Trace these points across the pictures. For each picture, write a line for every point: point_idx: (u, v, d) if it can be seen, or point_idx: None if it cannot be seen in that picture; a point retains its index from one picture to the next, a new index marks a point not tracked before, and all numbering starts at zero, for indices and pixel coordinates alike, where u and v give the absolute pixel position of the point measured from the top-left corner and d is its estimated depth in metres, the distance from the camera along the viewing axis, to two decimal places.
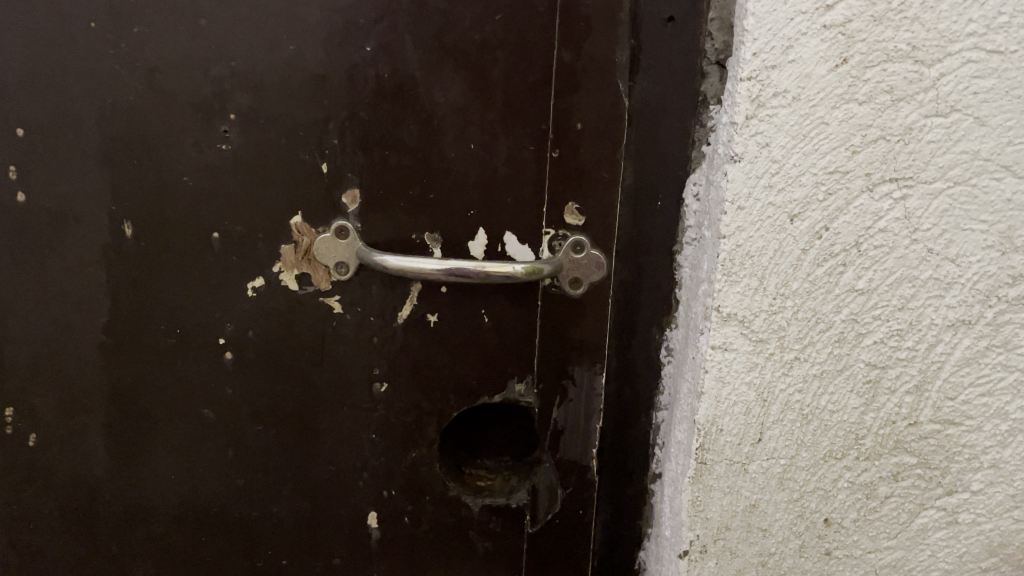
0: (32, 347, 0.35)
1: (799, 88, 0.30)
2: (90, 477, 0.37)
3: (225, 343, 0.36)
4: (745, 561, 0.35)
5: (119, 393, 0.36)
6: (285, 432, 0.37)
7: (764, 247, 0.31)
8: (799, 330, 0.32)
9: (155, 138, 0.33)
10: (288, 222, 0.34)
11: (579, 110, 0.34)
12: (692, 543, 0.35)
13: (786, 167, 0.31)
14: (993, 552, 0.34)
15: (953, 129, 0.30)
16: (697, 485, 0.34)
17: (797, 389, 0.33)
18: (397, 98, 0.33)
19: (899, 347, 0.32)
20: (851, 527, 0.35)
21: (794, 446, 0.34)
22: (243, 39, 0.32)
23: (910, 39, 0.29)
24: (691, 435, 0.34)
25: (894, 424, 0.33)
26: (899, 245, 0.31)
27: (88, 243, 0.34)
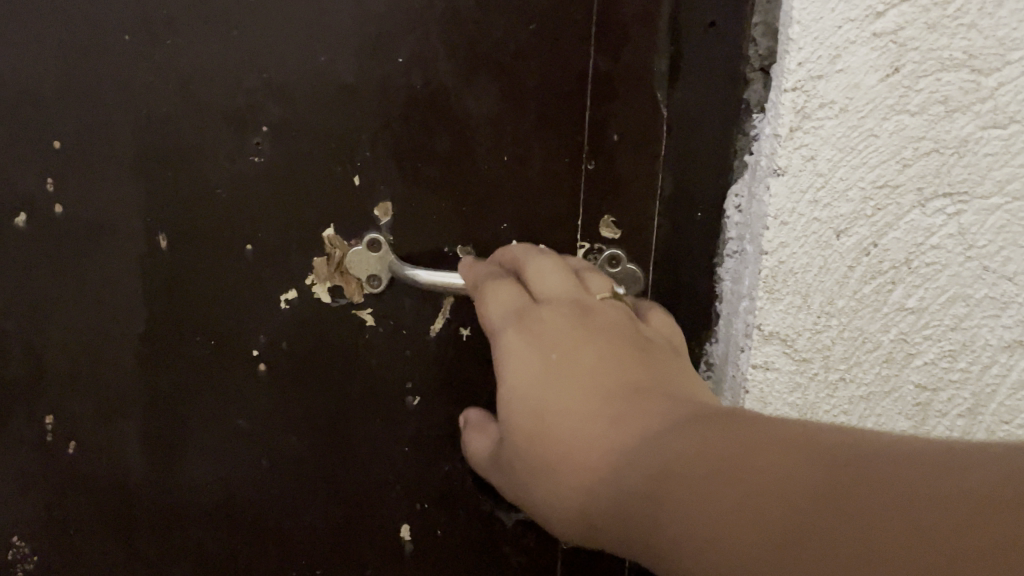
0: (71, 354, 0.35)
1: (847, 99, 0.28)
2: (128, 483, 0.37)
3: (259, 354, 0.36)
4: None
5: (157, 401, 0.36)
6: (318, 442, 0.37)
7: (809, 264, 0.30)
8: (845, 349, 0.31)
9: (189, 151, 0.33)
10: (321, 235, 0.34)
11: (615, 119, 0.34)
12: None
13: (832, 181, 0.29)
14: None
15: (1012, 141, 0.29)
16: None
17: (842, 410, 0.32)
18: (432, 108, 0.33)
19: (951, 368, 0.31)
20: None
21: None
22: (274, 49, 0.32)
23: (966, 47, 0.28)
24: None
25: None
26: (953, 263, 0.30)
27: (124, 252, 0.34)
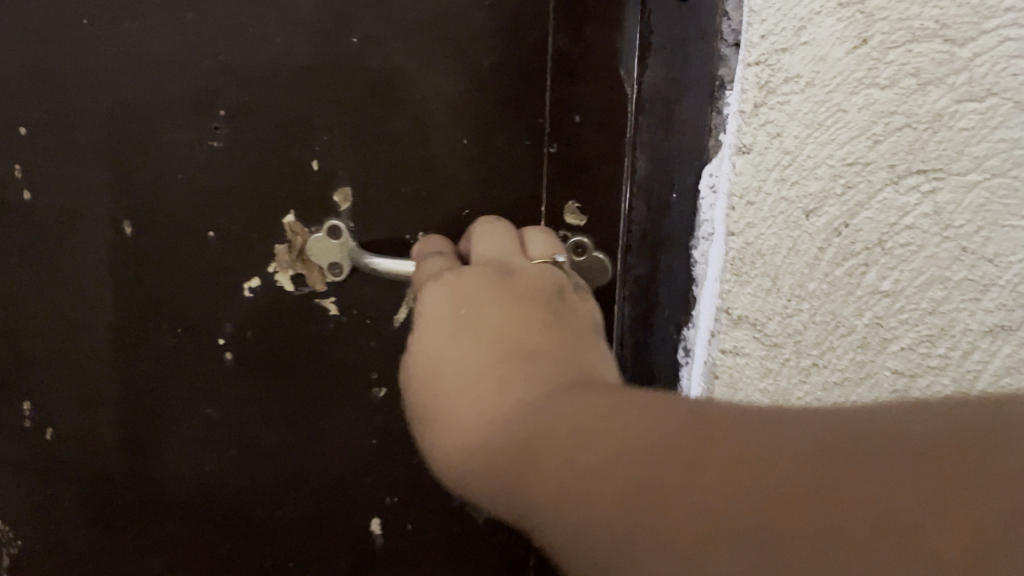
0: (51, 341, 0.36)
1: (814, 73, 0.27)
2: (103, 469, 0.38)
3: (225, 343, 0.35)
4: None
5: (127, 390, 0.36)
6: (285, 432, 0.37)
7: (777, 245, 0.29)
8: (817, 334, 0.30)
9: (154, 135, 0.33)
10: (282, 221, 0.34)
11: (577, 104, 0.33)
12: None
13: (800, 159, 0.28)
14: None
15: (988, 116, 0.26)
16: None
17: (815, 398, 0.31)
18: (398, 91, 0.33)
19: (930, 354, 0.29)
20: None
21: None
22: (224, 36, 0.32)
23: (939, 16, 0.26)
24: None
25: None
26: (928, 244, 0.28)
27: (92, 241, 0.35)
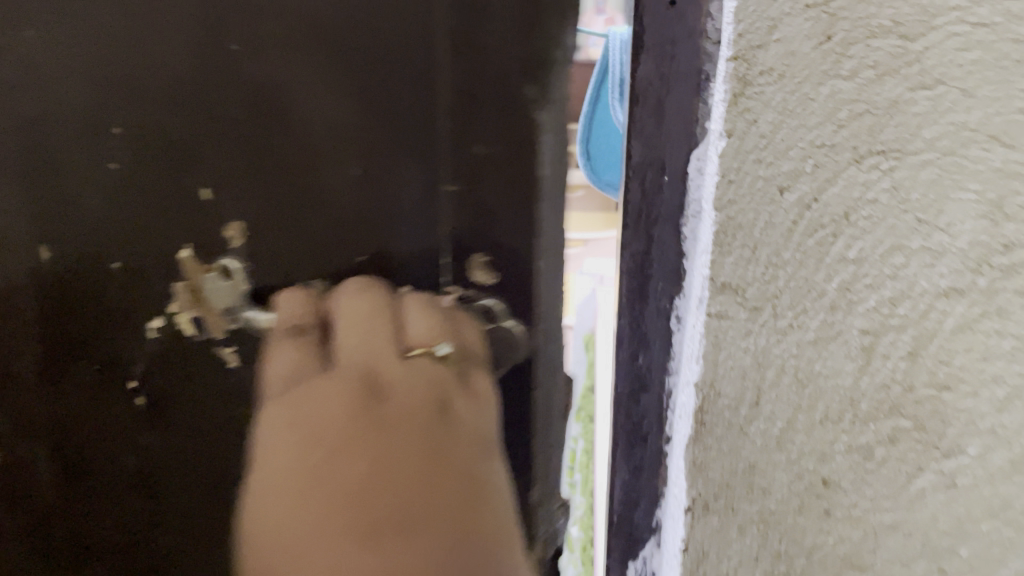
0: (16, 289, 0.57)
1: (784, 66, 0.32)
2: (58, 390, 0.59)
3: (151, 323, 0.56)
4: (745, 519, 0.37)
5: (69, 334, 0.58)
6: (197, 386, 0.58)
7: (755, 218, 0.34)
8: (791, 297, 0.34)
9: (90, 167, 0.53)
10: (189, 251, 0.54)
11: (480, 136, 0.47)
12: (694, 502, 0.38)
13: (774, 142, 0.33)
14: (994, 516, 0.34)
15: (940, 100, 0.31)
16: (697, 446, 0.38)
17: (791, 355, 0.35)
18: (280, 124, 0.50)
19: (891, 314, 0.33)
20: (849, 484, 0.35)
21: (792, 410, 0.35)
22: (132, 107, 0.51)
23: (893, 15, 0.30)
24: (693, 397, 0.38)
25: (891, 389, 0.34)
26: (889, 216, 0.32)
27: (36, 232, 0.55)
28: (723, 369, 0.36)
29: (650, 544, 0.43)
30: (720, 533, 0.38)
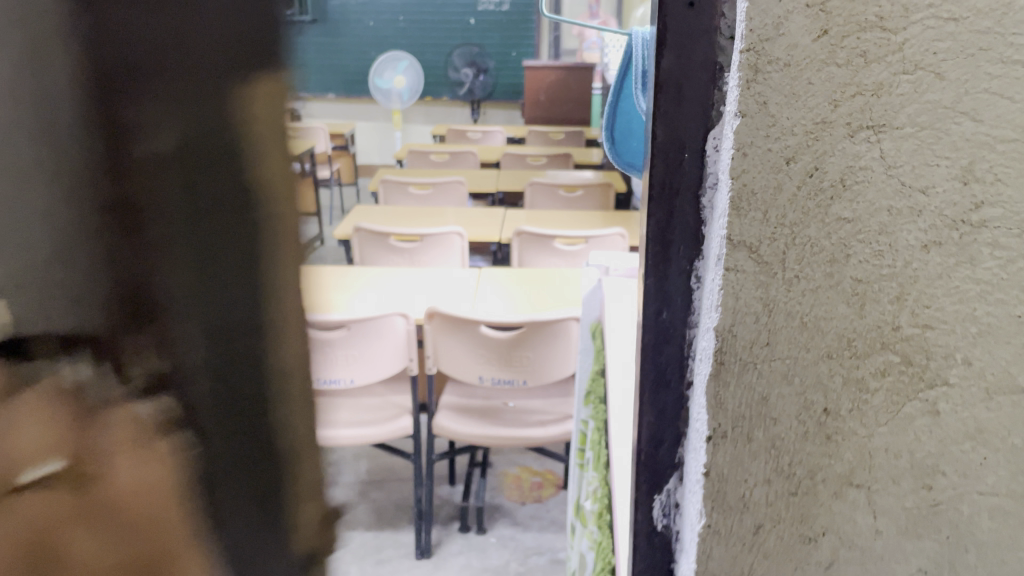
0: None
1: (789, 57, 0.37)
2: None
3: None
4: (757, 445, 0.43)
5: None
6: None
7: (764, 184, 0.39)
8: (797, 253, 0.40)
9: None
10: None
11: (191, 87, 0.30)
12: (714, 431, 0.42)
13: (781, 121, 0.38)
14: (969, 437, 0.42)
15: (918, 83, 0.37)
16: (715, 382, 0.41)
17: (798, 303, 0.40)
18: None
19: (880, 264, 0.40)
20: (847, 413, 0.42)
21: (797, 350, 0.41)
22: None
23: (879, 12, 0.36)
24: (710, 343, 0.41)
25: (880, 330, 0.41)
26: (878, 180, 0.38)
27: None
28: (739, 317, 0.40)
29: (672, 480, 0.49)
30: (736, 459, 0.43)
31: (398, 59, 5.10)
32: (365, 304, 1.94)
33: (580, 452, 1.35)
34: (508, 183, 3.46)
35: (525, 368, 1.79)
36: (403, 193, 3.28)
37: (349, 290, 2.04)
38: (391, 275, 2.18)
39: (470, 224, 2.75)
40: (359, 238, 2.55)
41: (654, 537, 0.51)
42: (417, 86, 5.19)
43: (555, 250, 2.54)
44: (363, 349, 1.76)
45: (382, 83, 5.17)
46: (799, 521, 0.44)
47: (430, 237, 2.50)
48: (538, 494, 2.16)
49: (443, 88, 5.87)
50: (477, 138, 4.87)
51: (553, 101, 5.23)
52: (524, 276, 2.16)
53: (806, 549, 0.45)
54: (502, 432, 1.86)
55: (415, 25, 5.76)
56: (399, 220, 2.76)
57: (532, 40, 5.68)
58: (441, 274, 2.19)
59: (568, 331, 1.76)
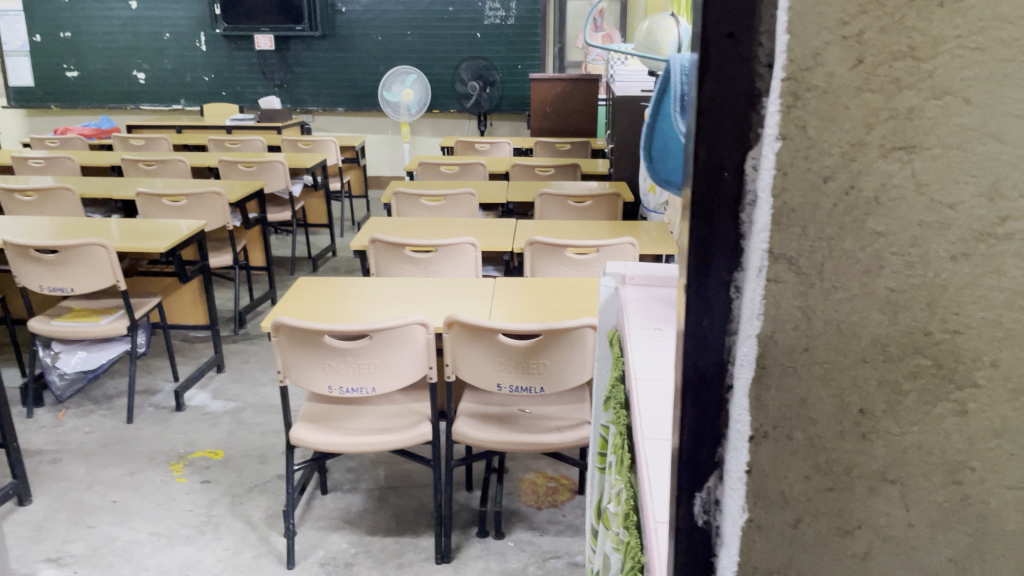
0: None
1: (826, 83, 0.35)
2: None
3: None
4: (791, 461, 0.41)
5: None
6: None
7: (802, 201, 0.36)
8: (835, 267, 0.37)
9: None
10: None
11: None
12: (751, 446, 0.41)
13: (818, 143, 0.36)
14: (1005, 458, 0.40)
15: (947, 108, 0.35)
16: (753, 395, 0.40)
17: (835, 320, 0.38)
18: None
19: (914, 281, 0.37)
20: (878, 430, 0.40)
21: (828, 372, 0.39)
22: None
23: (910, 42, 0.34)
24: (748, 358, 0.39)
25: (915, 350, 0.39)
26: (909, 197, 0.36)
27: None
28: (776, 331, 0.38)
29: (713, 478, 0.43)
30: (770, 472, 0.41)
31: (405, 73, 5.22)
32: (384, 313, 1.98)
33: (601, 457, 1.37)
34: (518, 193, 3.50)
35: (542, 375, 1.81)
36: (416, 204, 3.32)
37: (368, 300, 2.08)
38: (408, 285, 2.22)
39: (483, 235, 2.79)
40: (375, 249, 2.60)
41: (691, 538, 0.45)
42: (425, 100, 5.29)
43: (567, 260, 2.57)
44: (384, 358, 1.80)
45: (391, 96, 5.28)
46: (834, 513, 0.42)
47: (445, 248, 2.54)
48: (554, 498, 2.19)
49: (450, 101, 5.93)
50: (485, 150, 4.92)
51: (559, 112, 5.28)
52: (538, 285, 2.20)
53: (842, 540, 0.42)
54: (519, 437, 1.89)
55: (421, 39, 5.84)
56: (412, 232, 2.79)
57: (537, 53, 5.73)
58: (457, 284, 2.23)
59: (584, 339, 1.79)
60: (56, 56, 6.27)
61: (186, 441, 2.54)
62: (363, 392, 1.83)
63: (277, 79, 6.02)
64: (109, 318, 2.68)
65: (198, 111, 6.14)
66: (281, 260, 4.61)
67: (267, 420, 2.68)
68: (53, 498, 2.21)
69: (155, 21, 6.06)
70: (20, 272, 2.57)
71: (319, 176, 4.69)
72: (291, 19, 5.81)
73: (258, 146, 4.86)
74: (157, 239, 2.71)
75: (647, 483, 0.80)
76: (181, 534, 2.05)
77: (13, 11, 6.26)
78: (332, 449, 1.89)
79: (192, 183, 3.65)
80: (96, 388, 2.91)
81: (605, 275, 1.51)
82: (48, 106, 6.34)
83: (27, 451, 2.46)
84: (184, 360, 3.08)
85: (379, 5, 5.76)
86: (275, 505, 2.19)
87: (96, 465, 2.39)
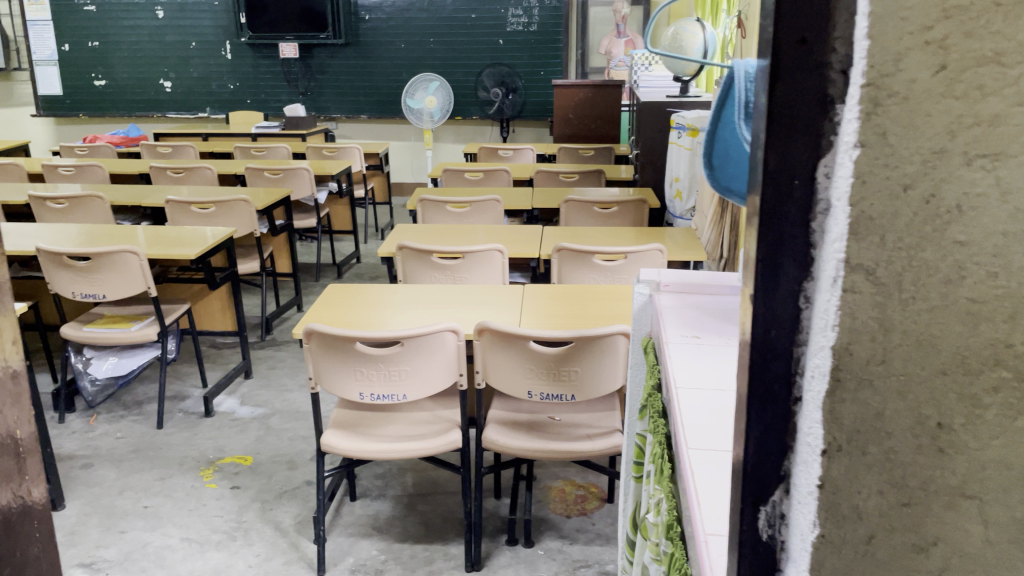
0: None
1: (907, 91, 0.32)
2: None
3: None
4: (862, 482, 0.37)
5: None
6: None
7: (881, 211, 0.34)
8: (914, 276, 0.34)
9: None
10: None
11: None
12: (821, 467, 0.37)
13: (899, 151, 0.33)
14: None
15: None
16: (825, 411, 0.37)
17: (913, 335, 0.35)
18: None
19: (998, 291, 0.34)
20: (957, 449, 0.36)
21: (905, 393, 0.36)
22: None
23: (996, 48, 0.32)
24: (820, 373, 0.37)
25: (999, 374, 0.35)
26: (995, 206, 0.33)
27: None
28: (850, 345, 0.35)
29: (778, 492, 0.40)
30: (839, 492, 0.37)
31: (428, 80, 5.24)
32: (412, 321, 1.97)
33: (636, 466, 1.36)
34: (543, 200, 3.49)
35: (573, 383, 1.80)
36: (441, 211, 3.32)
37: (396, 307, 2.08)
38: (436, 293, 2.22)
39: (509, 242, 2.78)
40: (402, 256, 2.60)
41: (754, 555, 0.41)
42: (447, 106, 5.30)
43: (594, 266, 2.56)
44: (414, 365, 1.79)
45: (414, 104, 5.30)
46: (910, 529, 0.38)
47: (472, 255, 2.54)
48: (583, 507, 2.18)
49: (473, 107, 5.95)
50: (509, 156, 4.92)
51: (582, 118, 5.27)
52: (566, 292, 2.19)
53: (916, 561, 0.38)
54: (549, 445, 1.88)
55: (444, 46, 5.86)
56: (439, 239, 2.80)
57: (559, 59, 5.73)
58: (485, 291, 2.22)
59: (616, 346, 1.78)
60: (85, 65, 6.36)
61: (215, 447, 2.55)
62: (394, 399, 1.82)
63: (301, 87, 6.07)
64: (140, 325, 2.70)
65: (224, 118, 6.20)
66: (307, 266, 4.64)
67: (295, 427, 2.69)
68: (85, 503, 2.23)
69: (182, 31, 6.13)
70: (53, 279, 2.60)
71: (343, 183, 4.71)
72: (315, 27, 5.85)
73: (282, 153, 4.89)
74: (188, 247, 2.73)
75: (694, 497, 0.78)
76: (212, 539, 2.06)
77: (43, 21, 6.36)
78: (362, 456, 1.89)
79: (220, 191, 3.68)
80: (126, 393, 2.94)
81: (639, 283, 1.50)
82: (77, 114, 6.43)
83: (60, 456, 2.48)
84: (213, 367, 3.10)
85: (403, 12, 5.80)
86: (304, 511, 2.19)
87: (127, 470, 2.41)
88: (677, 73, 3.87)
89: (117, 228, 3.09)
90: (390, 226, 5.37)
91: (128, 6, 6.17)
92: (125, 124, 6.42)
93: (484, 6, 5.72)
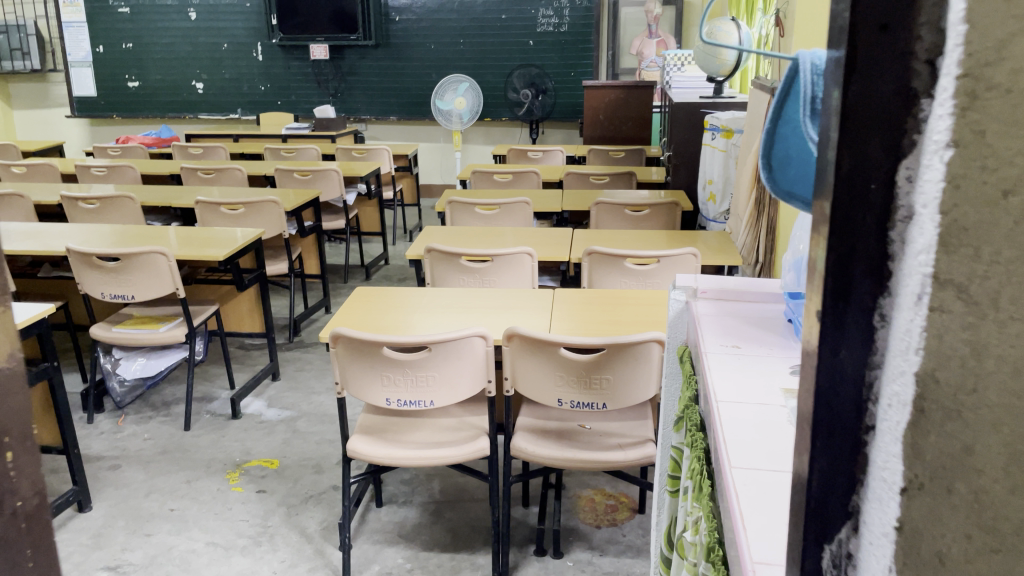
0: None
1: (1012, 82, 0.28)
2: None
3: None
4: (949, 531, 0.32)
5: None
6: None
7: (976, 219, 0.29)
8: (1014, 297, 0.29)
9: None
10: None
11: None
12: (900, 510, 0.32)
13: (997, 152, 0.28)
14: None
15: None
16: (908, 448, 0.32)
17: (1011, 365, 0.30)
18: None
19: None
20: None
21: (1003, 432, 0.31)
22: None
23: None
24: (898, 404, 0.32)
25: None
26: None
27: None
28: (936, 374, 0.30)
29: (844, 529, 0.35)
30: (923, 545, 0.32)
31: (458, 82, 5.22)
32: (442, 325, 1.94)
33: (671, 481, 1.31)
34: (573, 202, 3.44)
35: (604, 393, 1.75)
36: (470, 213, 3.28)
37: (424, 311, 2.04)
38: (464, 297, 2.17)
39: (539, 245, 2.74)
40: (430, 259, 2.57)
41: None
42: (477, 107, 5.27)
43: (627, 271, 2.51)
44: (442, 370, 1.76)
45: (443, 105, 5.28)
46: None
47: (501, 258, 2.50)
48: (613, 517, 2.12)
49: (502, 109, 5.92)
50: (538, 158, 4.87)
51: (612, 119, 5.20)
52: (597, 297, 2.13)
53: None
54: (580, 454, 1.83)
55: (473, 48, 5.84)
56: (468, 241, 2.76)
57: (589, 61, 5.68)
58: (514, 296, 2.17)
59: (649, 354, 1.73)
60: (118, 67, 6.42)
61: (242, 450, 2.53)
62: (421, 406, 1.79)
63: (331, 88, 6.08)
64: (168, 326, 2.69)
65: (254, 119, 6.23)
66: (334, 267, 4.63)
67: (321, 430, 2.66)
68: (112, 505, 2.22)
69: (214, 32, 6.17)
70: (83, 279, 2.60)
71: (372, 185, 4.70)
72: (345, 28, 5.85)
73: (312, 154, 4.89)
74: (217, 248, 2.73)
75: (737, 520, 0.72)
76: (238, 544, 2.04)
77: (78, 23, 6.43)
78: (388, 463, 1.85)
79: (249, 192, 3.67)
80: (154, 394, 2.94)
81: (676, 289, 1.46)
82: (110, 115, 6.49)
83: (88, 456, 2.49)
84: (241, 368, 3.10)
85: (433, 14, 5.78)
86: (330, 517, 2.17)
87: (154, 472, 2.40)
88: (710, 74, 3.82)
89: (147, 228, 3.10)
90: (418, 228, 5.35)
91: (161, 8, 6.22)
92: (158, 125, 6.47)
93: (514, 7, 5.69)
